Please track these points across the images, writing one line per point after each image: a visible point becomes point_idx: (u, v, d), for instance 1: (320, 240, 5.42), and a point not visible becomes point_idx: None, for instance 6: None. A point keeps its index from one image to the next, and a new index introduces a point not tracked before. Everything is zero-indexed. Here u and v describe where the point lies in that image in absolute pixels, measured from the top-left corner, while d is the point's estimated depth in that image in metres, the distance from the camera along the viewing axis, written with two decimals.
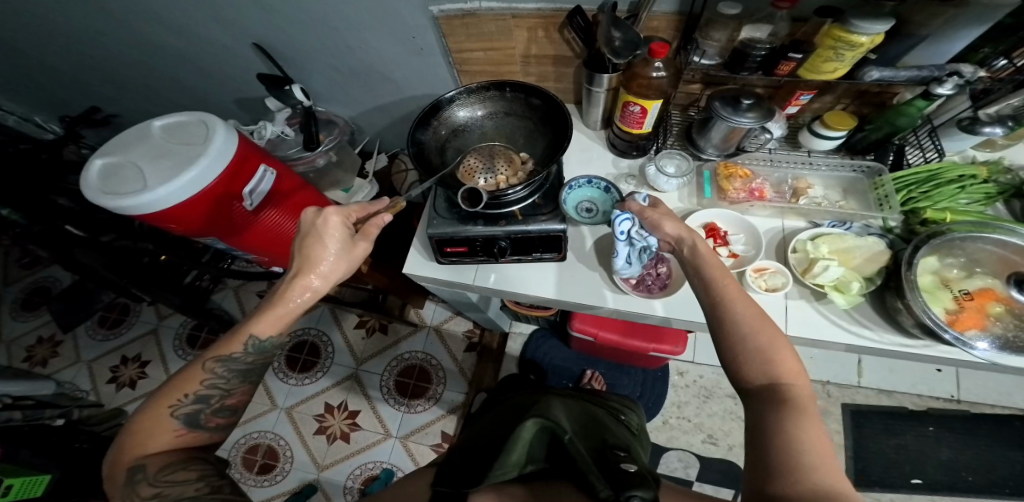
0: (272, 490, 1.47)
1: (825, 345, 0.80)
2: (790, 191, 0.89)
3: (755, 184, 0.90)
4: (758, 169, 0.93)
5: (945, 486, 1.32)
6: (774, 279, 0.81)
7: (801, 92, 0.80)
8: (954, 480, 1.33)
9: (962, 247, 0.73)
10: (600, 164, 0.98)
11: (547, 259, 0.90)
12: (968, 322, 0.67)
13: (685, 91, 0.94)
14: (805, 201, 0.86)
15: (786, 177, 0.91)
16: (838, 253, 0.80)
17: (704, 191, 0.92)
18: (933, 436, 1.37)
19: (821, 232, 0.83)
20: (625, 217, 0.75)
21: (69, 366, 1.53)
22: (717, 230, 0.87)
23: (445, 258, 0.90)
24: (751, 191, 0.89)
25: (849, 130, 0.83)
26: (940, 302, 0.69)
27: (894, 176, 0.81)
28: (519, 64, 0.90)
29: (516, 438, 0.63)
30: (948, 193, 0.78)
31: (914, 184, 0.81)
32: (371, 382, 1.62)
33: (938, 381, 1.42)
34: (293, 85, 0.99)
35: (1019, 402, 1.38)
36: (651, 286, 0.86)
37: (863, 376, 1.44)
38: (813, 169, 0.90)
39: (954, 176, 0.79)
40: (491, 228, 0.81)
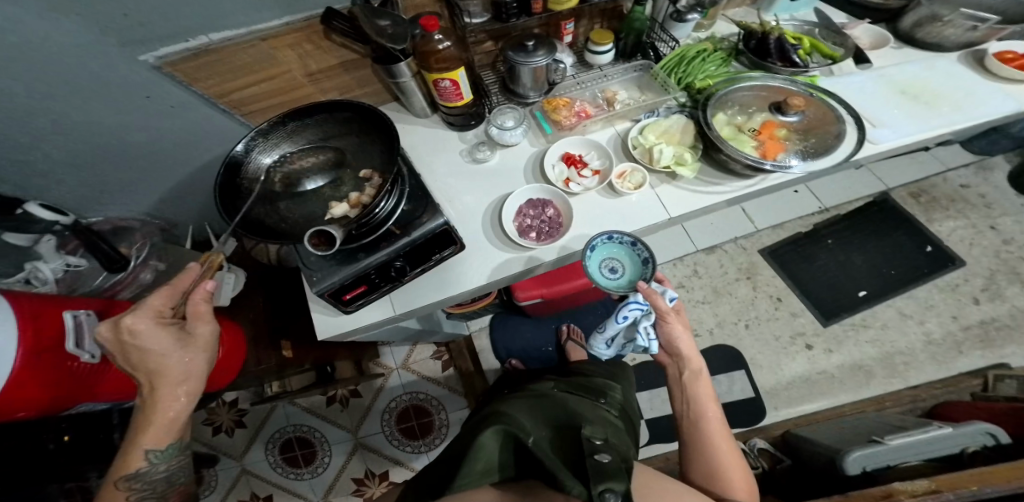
0: None
1: (694, 217, 0.90)
2: (604, 101, 0.98)
3: (577, 107, 0.97)
4: (573, 95, 1.00)
5: (880, 285, 1.50)
6: (634, 178, 0.90)
7: (564, 22, 0.92)
8: (880, 276, 1.51)
9: (734, 94, 0.87)
10: (449, 148, 1.02)
11: (448, 255, 0.92)
12: (773, 148, 0.78)
13: (481, 53, 1.00)
14: (619, 105, 0.96)
15: (596, 92, 0.99)
16: (662, 137, 0.88)
17: (545, 128, 0.99)
18: (835, 246, 1.58)
19: (645, 124, 0.92)
20: (636, 306, 0.80)
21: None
22: (574, 158, 0.95)
23: (350, 305, 0.90)
24: (578, 114, 0.96)
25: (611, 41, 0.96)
26: (747, 144, 0.79)
27: (660, 67, 0.94)
28: (311, 83, 0.90)
29: (478, 446, 0.67)
30: (706, 63, 0.94)
31: (673, 69, 0.95)
32: (376, 438, 1.64)
33: (803, 199, 1.66)
34: (36, 206, 0.89)
35: (866, 188, 1.64)
36: (550, 231, 0.92)
37: (755, 221, 1.65)
38: (612, 79, 0.99)
39: (694, 54, 0.95)
40: (376, 254, 0.83)
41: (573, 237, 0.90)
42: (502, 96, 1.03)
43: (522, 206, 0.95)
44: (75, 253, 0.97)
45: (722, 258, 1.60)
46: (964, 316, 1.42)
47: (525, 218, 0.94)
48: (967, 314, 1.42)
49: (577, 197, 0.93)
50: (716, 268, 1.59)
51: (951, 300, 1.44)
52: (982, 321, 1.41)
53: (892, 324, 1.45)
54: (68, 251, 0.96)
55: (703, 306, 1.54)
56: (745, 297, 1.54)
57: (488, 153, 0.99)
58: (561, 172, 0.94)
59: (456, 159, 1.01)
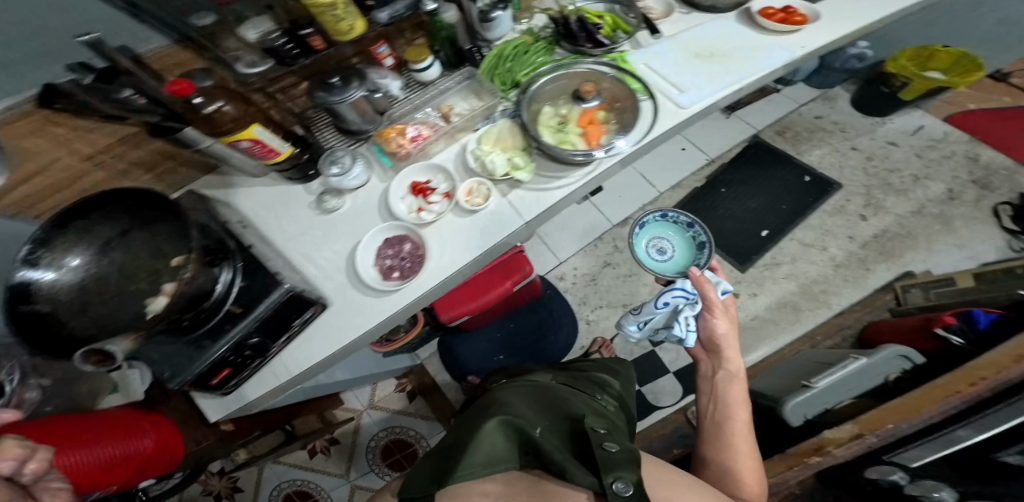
0: None
1: (549, 217, 0.88)
2: (440, 115, 0.92)
3: (413, 132, 0.89)
4: (407, 116, 0.92)
5: (779, 222, 1.55)
6: (479, 193, 0.87)
7: (374, 45, 0.86)
8: (777, 213, 1.56)
9: (551, 86, 0.92)
10: (297, 201, 0.94)
11: (312, 316, 0.83)
12: (593, 132, 0.85)
13: (296, 93, 0.91)
14: (457, 118, 0.91)
15: (430, 111, 0.92)
16: (496, 144, 0.88)
17: (385, 162, 0.93)
18: (729, 194, 1.63)
19: (482, 134, 0.90)
20: (680, 292, 0.97)
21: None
22: (420, 186, 0.89)
23: (225, 389, 0.80)
24: (413, 140, 0.88)
25: (430, 57, 0.89)
26: (572, 137, 0.84)
27: (482, 72, 0.93)
28: (95, 167, 0.78)
29: (478, 437, 0.56)
30: (523, 62, 0.93)
31: (496, 69, 0.93)
32: (364, 485, 1.55)
33: (691, 156, 1.71)
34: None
35: (741, 132, 1.72)
36: (410, 268, 0.85)
37: (656, 184, 1.70)
38: (446, 93, 0.94)
39: (513, 50, 0.94)
40: (222, 338, 0.74)
41: (439, 268, 0.84)
42: (334, 131, 0.94)
43: (378, 247, 0.88)
44: None
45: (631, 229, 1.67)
46: (860, 234, 1.48)
47: (385, 259, 0.86)
48: (861, 231, 1.48)
49: (434, 225, 0.87)
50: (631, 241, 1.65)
51: (843, 221, 1.50)
52: (875, 235, 1.46)
53: (799, 256, 1.49)
54: None
55: (616, 279, 1.66)
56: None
57: (335, 200, 0.91)
58: (411, 203, 0.89)
59: (304, 215, 0.93)
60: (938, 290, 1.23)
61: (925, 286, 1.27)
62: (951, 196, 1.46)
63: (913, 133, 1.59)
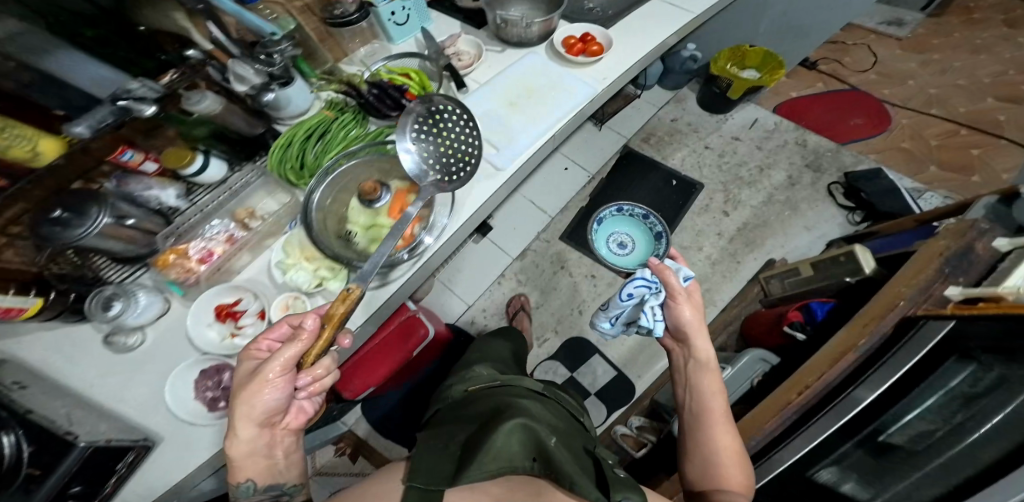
0: None
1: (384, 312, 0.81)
2: (238, 223, 0.81)
3: (202, 249, 0.78)
4: (193, 229, 0.78)
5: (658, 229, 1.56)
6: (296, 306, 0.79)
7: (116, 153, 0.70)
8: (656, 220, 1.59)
9: (356, 173, 0.80)
10: (74, 345, 0.73)
11: (138, 453, 0.64)
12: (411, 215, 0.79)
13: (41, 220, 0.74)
14: (258, 223, 0.82)
15: (220, 221, 0.80)
16: (304, 255, 0.79)
17: (177, 291, 0.78)
18: (611, 208, 1.62)
19: (287, 240, 0.81)
20: (641, 283, 0.89)
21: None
22: (224, 311, 0.78)
23: None
24: (204, 257, 0.77)
25: (198, 156, 0.76)
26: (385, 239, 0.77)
27: (274, 169, 0.79)
28: None
29: (493, 440, 0.62)
30: (320, 146, 0.83)
31: (286, 164, 0.80)
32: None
33: (574, 175, 1.68)
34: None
35: (613, 146, 1.73)
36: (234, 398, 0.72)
37: (545, 209, 1.63)
38: (237, 193, 0.82)
39: (310, 131, 0.83)
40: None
41: None
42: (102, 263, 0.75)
43: (194, 381, 0.73)
44: None
45: (532, 259, 1.58)
46: (725, 230, 1.56)
47: (206, 392, 0.72)
48: (725, 227, 1.56)
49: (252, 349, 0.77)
50: (533, 271, 1.56)
51: (709, 220, 1.58)
52: (739, 228, 1.56)
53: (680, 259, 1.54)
54: None
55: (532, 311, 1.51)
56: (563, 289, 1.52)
57: (130, 340, 0.73)
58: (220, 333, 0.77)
59: (81, 367, 0.72)
60: (790, 278, 1.32)
61: (781, 275, 1.36)
62: (791, 181, 1.61)
63: (751, 127, 1.73)
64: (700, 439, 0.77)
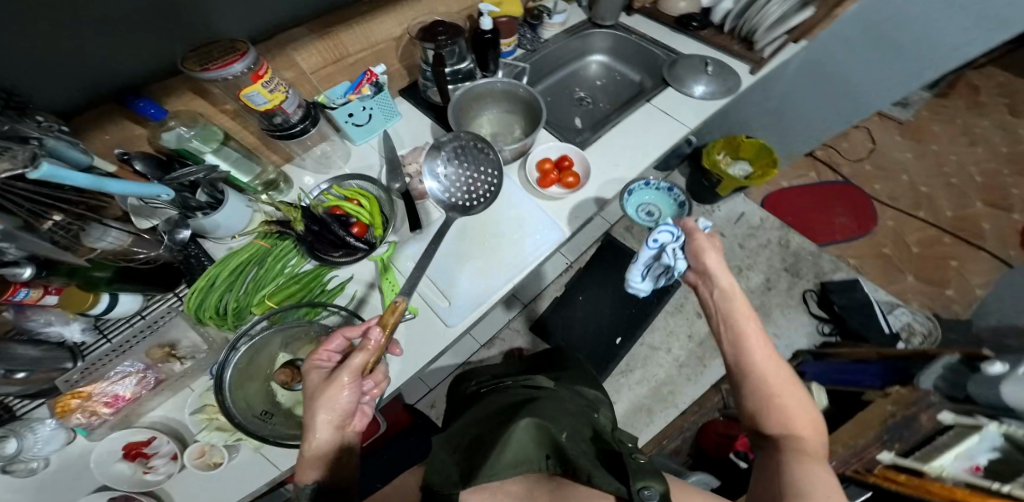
0: None
1: None
2: (155, 361, 0.67)
3: (108, 395, 0.63)
4: (99, 374, 0.63)
5: (629, 325, 1.45)
6: (212, 456, 0.64)
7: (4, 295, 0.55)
8: (627, 314, 1.47)
9: (275, 339, 0.68)
10: None
11: None
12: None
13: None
14: (180, 364, 0.68)
15: (131, 361, 0.65)
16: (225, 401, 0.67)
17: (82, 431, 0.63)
18: (586, 300, 1.48)
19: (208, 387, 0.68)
20: (666, 229, 0.72)
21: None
22: (132, 448, 0.62)
23: None
24: (108, 403, 0.63)
25: (101, 297, 0.62)
26: None
27: (189, 312, 0.67)
28: None
29: (506, 439, 0.50)
30: (249, 283, 0.72)
31: (206, 299, 0.68)
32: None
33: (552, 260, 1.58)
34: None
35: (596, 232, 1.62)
36: None
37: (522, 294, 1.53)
38: (159, 326, 0.67)
39: (236, 267, 0.71)
40: None
41: None
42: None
43: None
44: None
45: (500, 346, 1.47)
46: (696, 332, 1.51)
47: None
48: (697, 329, 1.51)
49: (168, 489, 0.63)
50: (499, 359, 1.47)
51: (682, 321, 1.52)
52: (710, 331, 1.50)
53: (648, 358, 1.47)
54: None
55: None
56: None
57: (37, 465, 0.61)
58: (124, 472, 0.62)
59: None
60: None
61: None
62: (767, 285, 1.58)
63: (736, 222, 1.70)
64: (748, 396, 0.52)
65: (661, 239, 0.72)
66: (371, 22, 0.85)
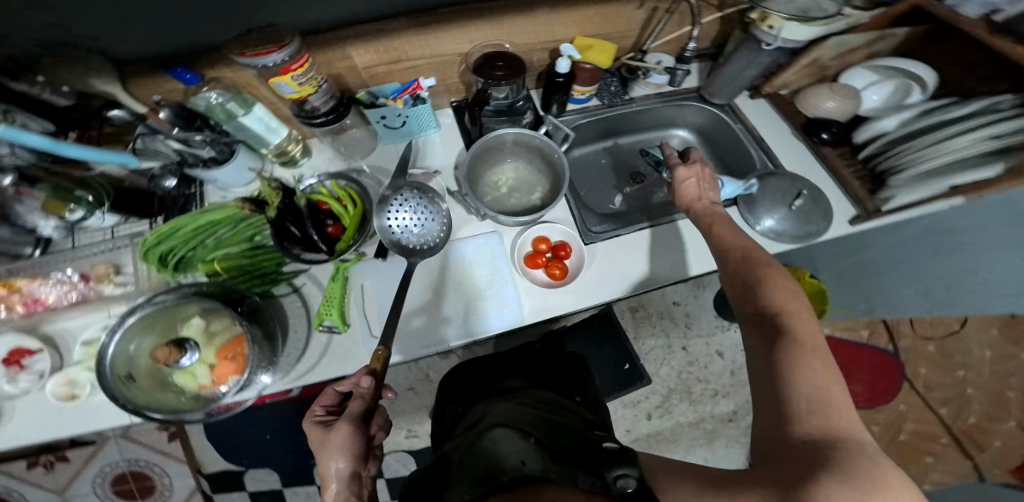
0: None
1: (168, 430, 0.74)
2: (93, 277, 0.76)
3: (38, 292, 0.73)
4: (50, 268, 0.76)
5: None
6: (76, 385, 0.69)
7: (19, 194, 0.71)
8: None
9: (192, 304, 0.74)
10: None
11: None
12: (224, 368, 0.73)
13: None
14: (112, 288, 0.76)
15: (76, 269, 0.76)
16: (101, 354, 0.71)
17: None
18: None
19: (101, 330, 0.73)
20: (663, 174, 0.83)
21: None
22: (18, 352, 0.69)
23: None
24: (29, 303, 0.72)
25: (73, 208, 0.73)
26: (195, 378, 0.72)
27: (141, 250, 0.73)
28: None
29: (491, 443, 0.47)
30: (207, 244, 0.75)
31: (169, 242, 0.74)
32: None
33: None
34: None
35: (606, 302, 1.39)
36: None
37: None
38: (116, 247, 0.78)
39: (201, 226, 0.75)
40: None
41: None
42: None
43: None
44: None
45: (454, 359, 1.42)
46: (634, 430, 1.37)
47: None
48: (638, 427, 1.37)
49: (27, 398, 0.69)
50: None
51: (629, 415, 1.37)
52: (648, 434, 1.37)
53: None
54: None
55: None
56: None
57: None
58: (0, 372, 0.69)
59: None
60: None
61: None
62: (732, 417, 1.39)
63: None
64: (750, 296, 0.57)
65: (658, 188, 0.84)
66: (431, 37, 0.77)
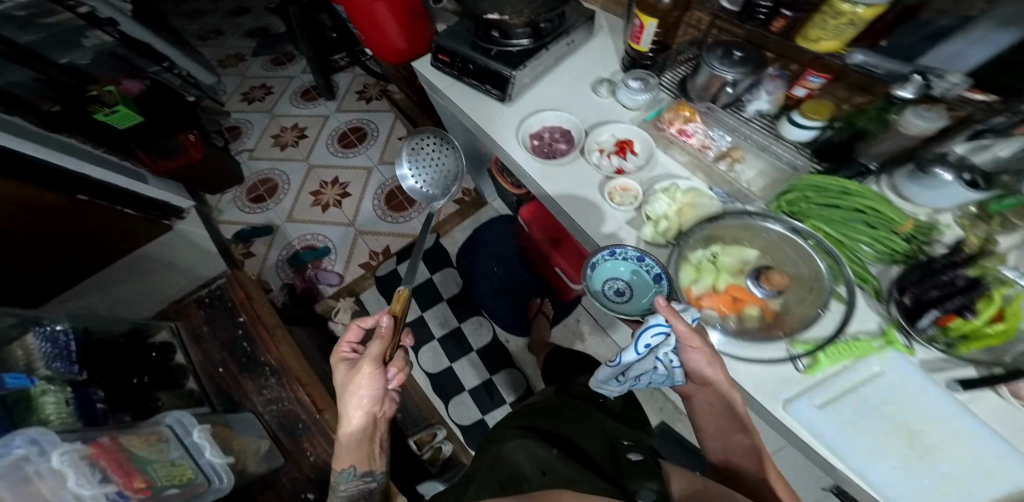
0: (243, 217, 1.41)
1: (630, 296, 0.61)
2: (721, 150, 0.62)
3: (692, 128, 0.63)
4: (713, 120, 0.64)
5: None
6: (624, 199, 0.62)
7: (811, 71, 0.56)
8: None
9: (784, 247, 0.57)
10: (596, 63, 0.77)
11: (491, 97, 0.75)
12: (711, 302, 0.55)
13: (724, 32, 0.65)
14: (726, 166, 0.61)
15: (730, 138, 0.63)
16: (681, 202, 0.59)
17: (648, 115, 0.68)
18: None
19: (693, 187, 0.61)
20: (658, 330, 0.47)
21: (209, 45, 1.85)
22: (627, 146, 0.66)
23: (435, 61, 0.80)
24: (680, 131, 0.63)
25: (823, 126, 0.56)
26: (701, 280, 0.56)
27: (805, 176, 0.57)
28: None
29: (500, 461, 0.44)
30: (848, 225, 0.55)
31: (818, 191, 0.56)
32: (374, 181, 1.40)
33: None
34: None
35: None
36: (541, 147, 0.69)
37: None
38: (768, 148, 0.61)
39: (867, 207, 0.54)
40: (481, 57, 0.73)
41: (556, 177, 0.66)
42: (672, 80, 0.70)
43: (555, 124, 0.71)
44: None
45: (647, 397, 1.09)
46: None
47: (544, 136, 0.70)
48: None
49: (582, 165, 0.66)
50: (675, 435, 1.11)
51: None
52: None
53: None
54: None
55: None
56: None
57: (603, 90, 0.72)
58: (603, 142, 0.67)
59: (579, 65, 0.78)
60: None
61: None
62: None
63: None
64: None
65: (652, 344, 0.47)
66: None
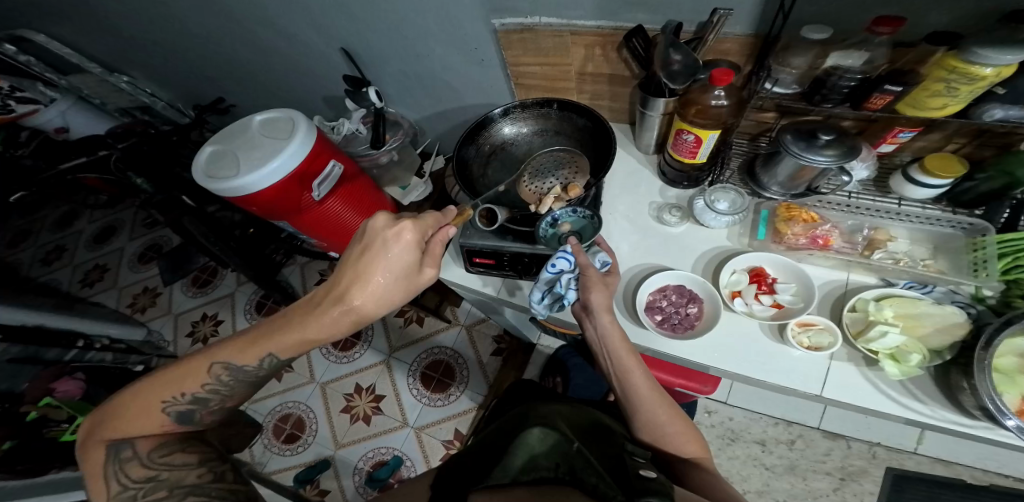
0: (288, 461, 1.32)
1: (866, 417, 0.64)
2: (862, 241, 0.70)
3: (820, 230, 0.69)
4: (828, 214, 0.72)
5: None
6: (819, 337, 0.64)
7: (900, 128, 0.58)
8: None
9: None
10: (629, 207, 0.79)
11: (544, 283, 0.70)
12: None
13: (754, 120, 0.72)
14: (880, 255, 0.67)
15: (863, 225, 0.71)
16: (902, 318, 0.63)
17: (758, 232, 0.73)
18: None
19: (890, 292, 0.65)
20: (566, 256, 0.60)
21: (108, 291, 1.80)
22: (763, 275, 0.70)
23: (472, 267, 0.72)
24: (813, 238, 0.69)
25: (955, 178, 0.62)
26: (1015, 387, 0.56)
27: (1001, 238, 0.60)
28: (574, 81, 0.74)
29: (518, 443, 0.51)
30: None
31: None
32: (401, 372, 1.39)
33: (1008, 455, 1.11)
34: (369, 87, 0.94)
35: (984, 465, 1.11)
36: (676, 325, 0.68)
37: (920, 443, 1.15)
38: (900, 220, 0.69)
39: None
40: (525, 246, 0.64)
41: (728, 341, 0.67)
42: (738, 177, 0.76)
43: (690, 288, 0.71)
44: (367, 125, 1.05)
45: (837, 449, 1.18)
46: None
47: (663, 298, 0.71)
48: None
49: (732, 317, 0.68)
50: (817, 452, 1.18)
51: None
52: None
53: None
54: (365, 123, 1.04)
55: (764, 470, 1.19)
56: (817, 490, 1.15)
57: (674, 218, 0.75)
58: (737, 281, 0.70)
59: (638, 205, 0.79)
60: None
61: None
62: None
63: None
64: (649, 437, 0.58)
65: (558, 266, 0.60)
66: None
